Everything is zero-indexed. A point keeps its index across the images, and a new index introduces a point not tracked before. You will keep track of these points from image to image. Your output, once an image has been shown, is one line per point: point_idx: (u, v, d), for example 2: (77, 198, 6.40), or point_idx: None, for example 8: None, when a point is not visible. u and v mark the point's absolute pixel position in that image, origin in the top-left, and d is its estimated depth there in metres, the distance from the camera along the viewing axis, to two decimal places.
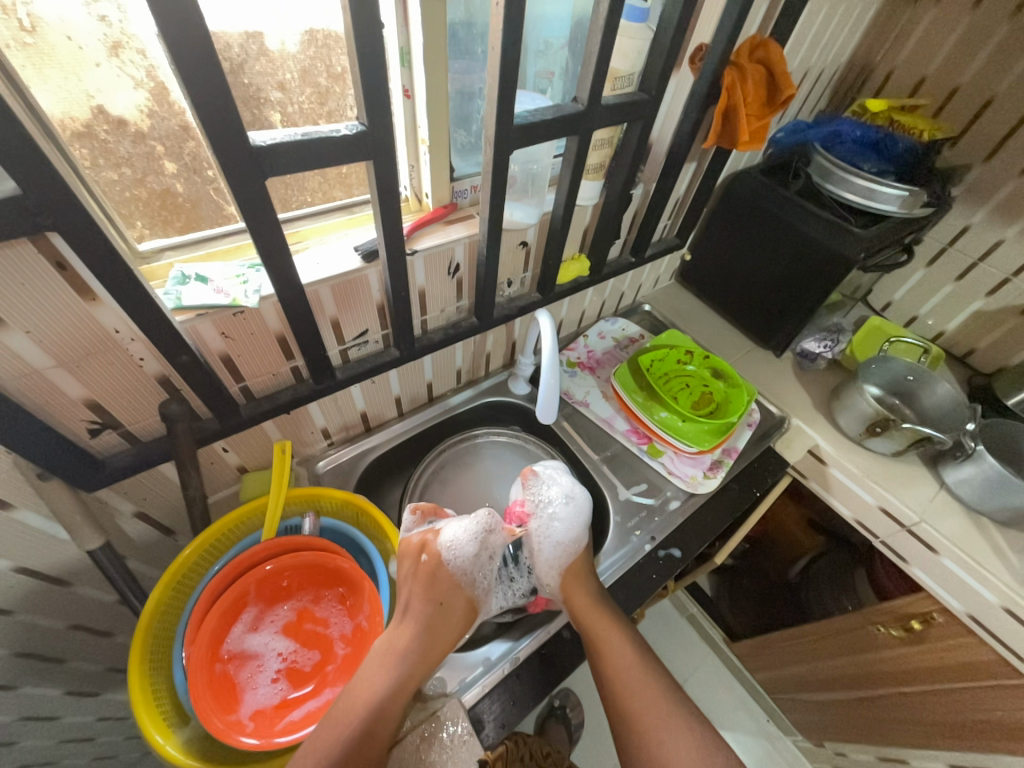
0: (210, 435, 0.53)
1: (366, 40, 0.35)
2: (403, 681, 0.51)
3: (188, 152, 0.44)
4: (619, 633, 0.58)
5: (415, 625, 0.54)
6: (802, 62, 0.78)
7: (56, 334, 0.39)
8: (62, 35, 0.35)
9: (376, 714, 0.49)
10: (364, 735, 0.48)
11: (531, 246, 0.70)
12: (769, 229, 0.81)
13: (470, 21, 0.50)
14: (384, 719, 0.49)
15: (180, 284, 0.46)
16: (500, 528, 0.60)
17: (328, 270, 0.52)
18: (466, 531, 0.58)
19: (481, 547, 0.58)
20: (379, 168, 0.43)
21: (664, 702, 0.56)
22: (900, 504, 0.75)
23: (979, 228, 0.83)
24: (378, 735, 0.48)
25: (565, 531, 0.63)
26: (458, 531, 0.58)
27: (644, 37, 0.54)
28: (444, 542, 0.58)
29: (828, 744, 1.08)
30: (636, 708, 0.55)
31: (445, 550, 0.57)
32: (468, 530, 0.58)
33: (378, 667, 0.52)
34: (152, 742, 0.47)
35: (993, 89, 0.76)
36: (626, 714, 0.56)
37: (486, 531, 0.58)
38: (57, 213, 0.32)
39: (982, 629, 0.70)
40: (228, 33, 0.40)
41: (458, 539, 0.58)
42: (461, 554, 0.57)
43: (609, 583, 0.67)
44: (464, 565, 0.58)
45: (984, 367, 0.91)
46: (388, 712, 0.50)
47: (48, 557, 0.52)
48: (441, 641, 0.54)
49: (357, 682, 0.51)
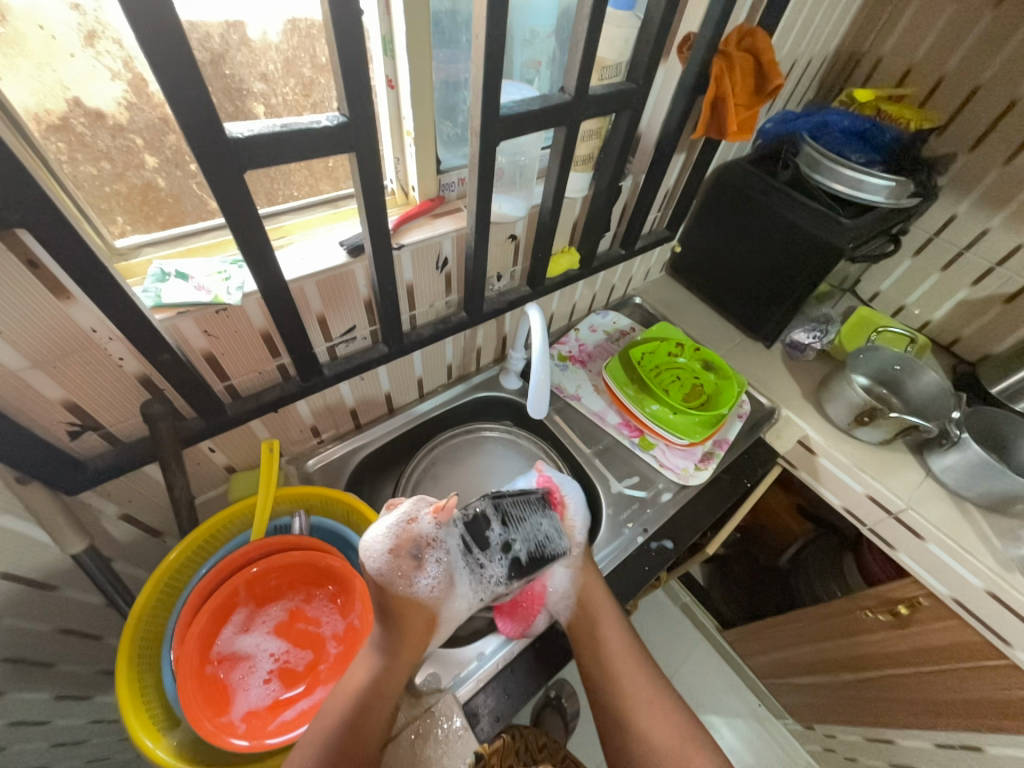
0: (196, 435, 0.52)
1: (346, 27, 0.34)
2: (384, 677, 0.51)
3: (169, 146, 0.43)
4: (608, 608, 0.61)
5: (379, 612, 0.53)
6: (791, 51, 0.78)
7: (30, 333, 0.38)
8: (33, 24, 0.33)
9: (352, 709, 0.48)
10: (347, 728, 0.47)
11: (521, 240, 0.69)
12: (757, 220, 0.81)
13: (456, 9, 0.49)
14: (364, 716, 0.49)
15: (160, 282, 0.45)
16: (423, 515, 0.53)
17: (313, 266, 0.51)
18: (382, 527, 0.52)
19: (395, 544, 0.52)
20: (363, 161, 0.42)
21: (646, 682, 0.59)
22: (887, 492, 0.76)
23: (965, 218, 0.83)
24: (365, 728, 0.48)
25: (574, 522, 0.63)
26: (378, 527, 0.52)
27: (632, 26, 0.54)
28: (369, 539, 0.52)
29: (818, 727, 1.11)
30: (620, 691, 0.58)
31: (364, 553, 0.52)
32: (383, 528, 0.51)
33: (363, 660, 0.52)
34: (143, 747, 0.47)
35: (978, 79, 0.77)
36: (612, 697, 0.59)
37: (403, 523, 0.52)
38: (27, 208, 0.31)
39: (967, 612, 0.72)
40: (208, 22, 0.39)
41: (375, 535, 0.52)
42: (376, 551, 0.52)
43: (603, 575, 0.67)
44: (385, 564, 0.52)
45: (969, 355, 0.92)
46: (372, 707, 0.49)
47: (31, 561, 0.51)
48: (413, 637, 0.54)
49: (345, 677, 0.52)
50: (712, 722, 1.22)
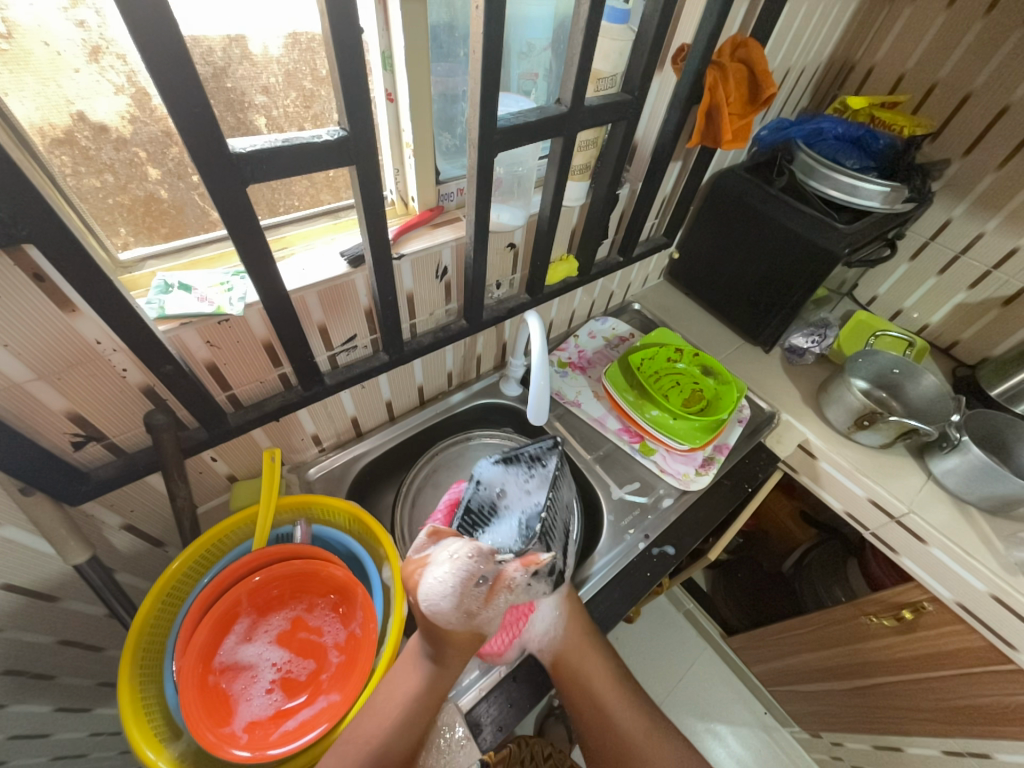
0: (198, 444, 0.52)
1: (346, 43, 0.35)
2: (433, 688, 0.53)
3: (171, 158, 0.44)
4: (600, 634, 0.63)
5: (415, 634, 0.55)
6: (784, 61, 0.79)
7: (36, 346, 0.39)
8: (38, 41, 0.34)
9: (395, 721, 0.51)
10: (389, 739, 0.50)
11: (519, 248, 0.70)
12: (754, 227, 0.82)
13: (453, 23, 0.50)
14: (406, 727, 0.51)
15: (163, 293, 0.46)
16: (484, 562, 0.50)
17: (314, 276, 0.51)
18: (440, 572, 0.49)
19: (461, 595, 0.49)
20: (363, 173, 0.42)
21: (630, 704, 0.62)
22: (889, 496, 0.76)
23: (961, 221, 0.84)
24: (405, 736, 0.51)
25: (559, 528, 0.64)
26: (434, 573, 0.50)
27: (626, 39, 0.54)
28: (427, 586, 0.50)
29: (824, 735, 1.10)
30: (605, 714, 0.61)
31: (425, 602, 0.50)
32: (440, 579, 0.49)
33: (410, 667, 0.54)
34: (144, 759, 0.46)
35: (969, 86, 0.78)
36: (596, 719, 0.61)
37: (460, 566, 0.49)
38: (33, 224, 0.31)
39: (972, 616, 0.71)
40: (210, 37, 0.40)
41: (434, 583, 0.49)
42: (441, 599, 0.49)
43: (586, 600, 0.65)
44: (449, 609, 0.49)
45: (968, 358, 0.92)
46: (417, 716, 0.52)
47: (33, 572, 0.51)
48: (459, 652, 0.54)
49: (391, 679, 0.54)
50: (718, 730, 1.21)
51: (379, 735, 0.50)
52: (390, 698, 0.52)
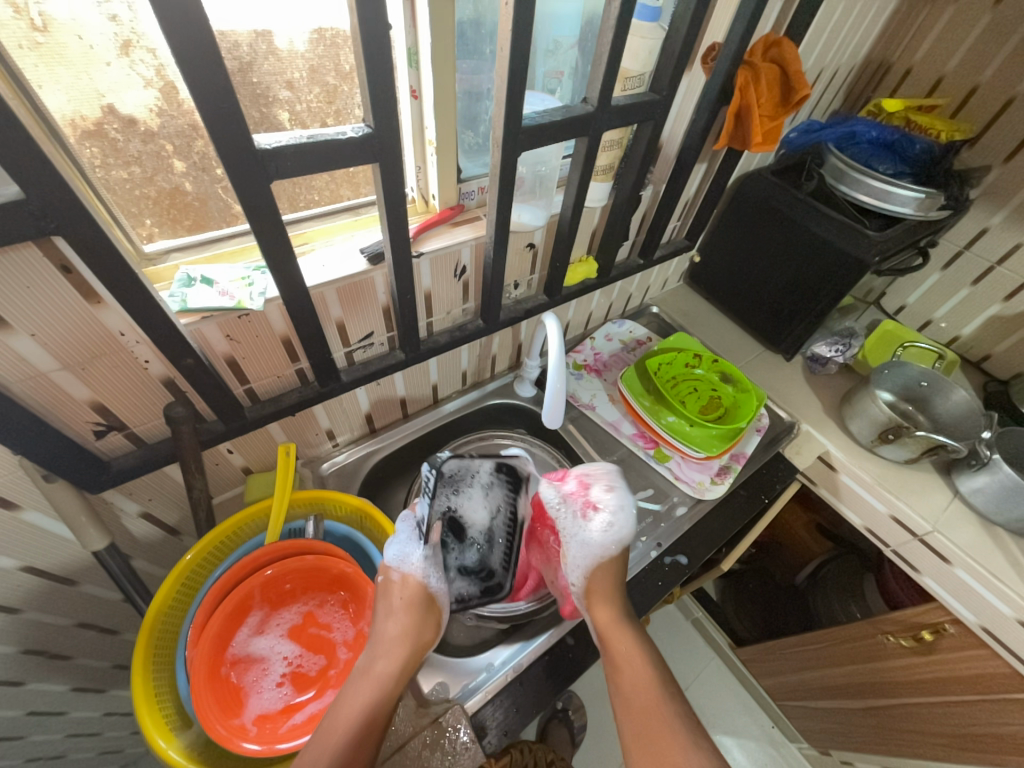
0: (215, 437, 0.53)
1: (371, 37, 0.34)
2: (413, 652, 0.53)
3: (197, 151, 0.44)
4: (609, 614, 0.56)
5: (391, 639, 0.52)
6: (817, 61, 0.77)
7: (62, 336, 0.39)
8: (73, 34, 0.34)
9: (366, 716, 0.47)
10: (357, 736, 0.45)
11: (539, 249, 0.69)
12: (780, 232, 0.80)
13: (479, 20, 0.49)
14: (377, 713, 0.47)
15: (186, 287, 0.46)
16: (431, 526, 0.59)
17: (335, 273, 0.51)
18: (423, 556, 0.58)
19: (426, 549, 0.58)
20: (386, 170, 0.42)
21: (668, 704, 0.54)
22: (912, 513, 0.74)
23: (998, 230, 0.81)
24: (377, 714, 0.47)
25: (601, 547, 0.60)
26: (410, 554, 0.58)
27: (656, 37, 0.53)
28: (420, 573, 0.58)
29: (834, 753, 1.07)
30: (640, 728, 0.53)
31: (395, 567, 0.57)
32: (402, 541, 0.58)
33: (391, 648, 0.52)
34: (156, 747, 0.47)
35: (1013, 88, 0.74)
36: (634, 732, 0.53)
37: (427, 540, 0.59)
38: (62, 216, 0.32)
39: (996, 640, 0.69)
40: (237, 31, 0.40)
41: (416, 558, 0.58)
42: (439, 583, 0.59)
43: None
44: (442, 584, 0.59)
45: (1000, 372, 0.89)
46: (387, 698, 0.49)
47: (53, 556, 0.52)
48: (427, 627, 0.55)
49: (365, 661, 0.51)
50: (724, 742, 1.19)
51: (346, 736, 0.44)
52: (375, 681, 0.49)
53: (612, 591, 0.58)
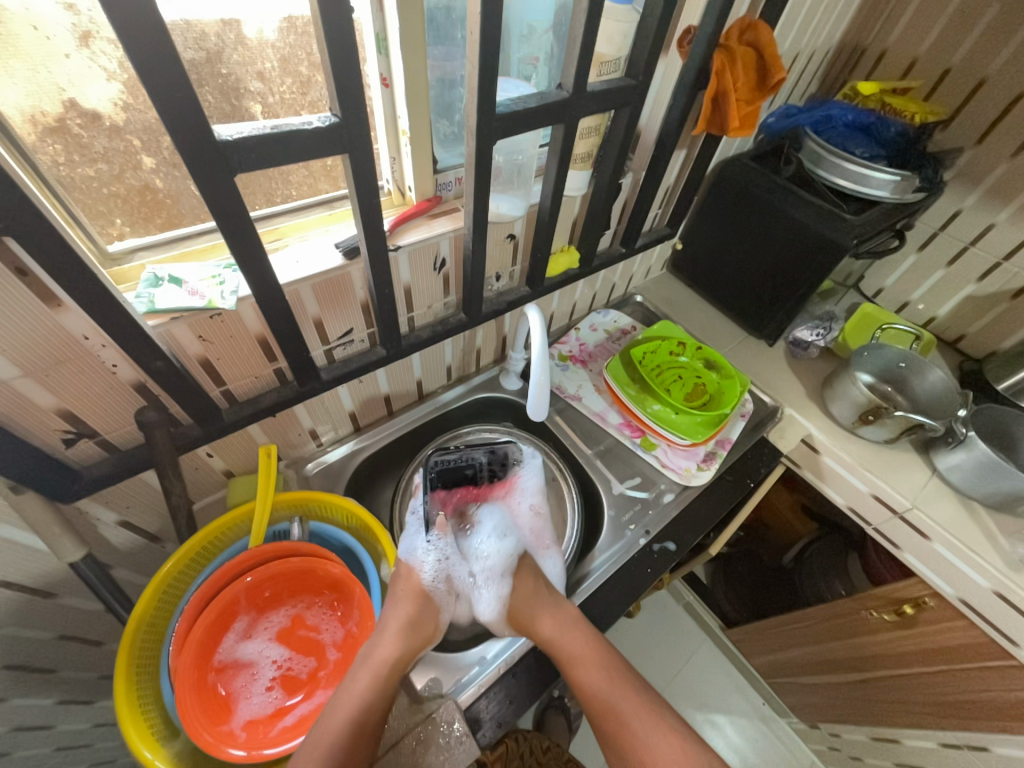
0: (192, 441, 0.52)
1: (335, 22, 0.33)
2: (414, 644, 0.55)
3: (166, 147, 0.42)
4: (550, 625, 0.58)
5: (398, 627, 0.54)
6: (793, 44, 0.76)
7: (22, 342, 0.38)
8: (27, 24, 0.32)
9: (365, 706, 0.50)
10: (356, 728, 0.48)
11: (519, 240, 0.68)
12: (758, 218, 0.80)
13: (451, 5, 0.48)
14: (376, 706, 0.50)
15: (153, 287, 0.45)
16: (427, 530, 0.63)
17: (309, 269, 0.50)
18: (430, 553, 0.62)
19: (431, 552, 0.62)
20: (357, 162, 0.41)
21: (630, 692, 0.57)
22: (893, 492, 0.75)
23: (971, 212, 0.82)
24: (374, 705, 0.50)
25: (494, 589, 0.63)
26: (419, 548, 0.62)
27: (631, 20, 0.52)
28: (423, 572, 0.61)
29: (823, 726, 1.11)
30: (608, 711, 0.56)
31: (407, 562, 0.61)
32: (411, 540, 0.63)
33: (393, 634, 0.54)
34: (141, 758, 0.46)
35: (984, 70, 0.75)
36: (602, 715, 0.57)
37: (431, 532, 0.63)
38: (14, 217, 0.30)
39: (973, 612, 0.71)
40: (204, 20, 0.38)
41: (423, 554, 0.62)
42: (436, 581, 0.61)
43: (580, 602, 0.65)
44: (444, 588, 0.62)
45: (975, 351, 0.91)
46: (386, 686, 0.52)
47: (28, 569, 0.51)
48: (428, 619, 0.58)
49: (367, 649, 0.54)
50: (716, 721, 1.22)
51: (344, 729, 0.48)
52: (377, 667, 0.52)
53: (544, 602, 0.60)
